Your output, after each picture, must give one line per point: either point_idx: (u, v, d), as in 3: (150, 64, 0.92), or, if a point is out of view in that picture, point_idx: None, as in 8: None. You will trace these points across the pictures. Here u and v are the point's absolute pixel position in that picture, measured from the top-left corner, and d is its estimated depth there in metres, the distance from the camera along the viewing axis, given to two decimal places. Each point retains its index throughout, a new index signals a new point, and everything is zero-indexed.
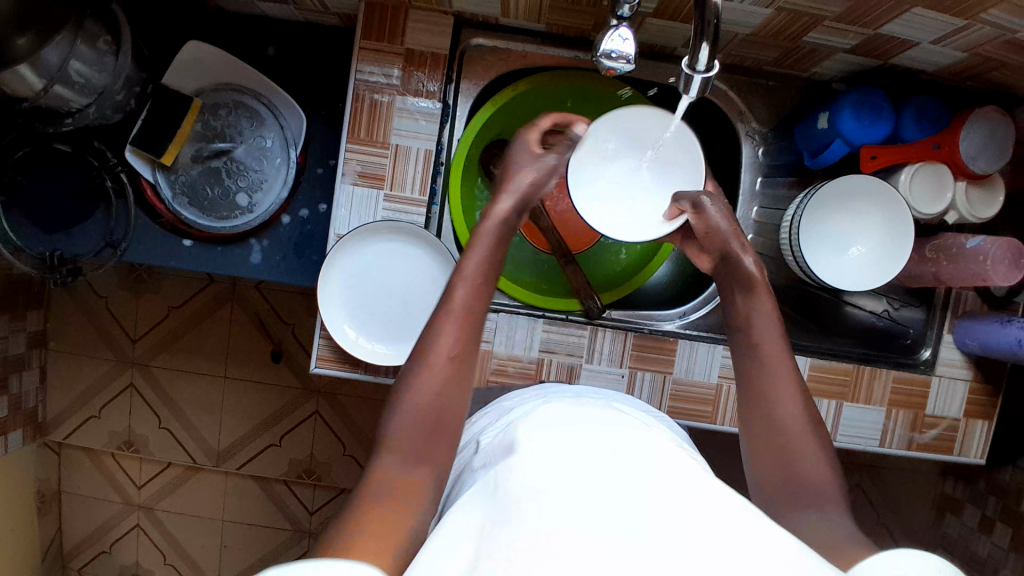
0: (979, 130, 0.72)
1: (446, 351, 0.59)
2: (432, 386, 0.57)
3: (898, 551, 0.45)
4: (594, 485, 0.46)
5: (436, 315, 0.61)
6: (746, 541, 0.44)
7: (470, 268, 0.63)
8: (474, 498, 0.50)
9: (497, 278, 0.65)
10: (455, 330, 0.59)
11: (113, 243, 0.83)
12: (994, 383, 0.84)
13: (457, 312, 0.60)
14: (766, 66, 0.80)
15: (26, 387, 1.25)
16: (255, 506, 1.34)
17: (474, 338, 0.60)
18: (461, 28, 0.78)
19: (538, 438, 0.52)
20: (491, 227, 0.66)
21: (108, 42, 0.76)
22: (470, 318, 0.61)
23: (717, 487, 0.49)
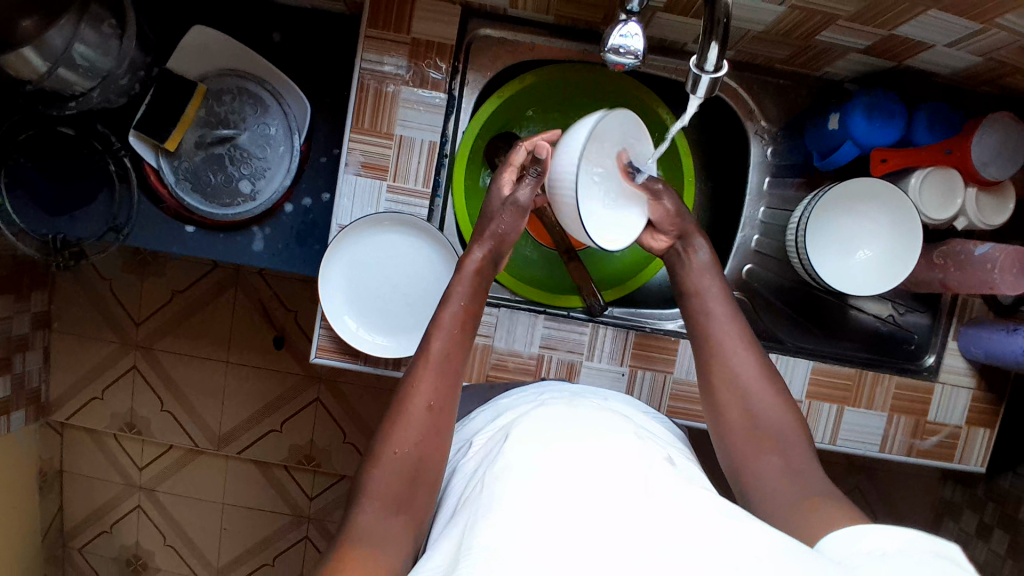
0: (993, 136, 0.71)
1: (423, 401, 0.60)
2: (410, 436, 0.58)
3: (898, 529, 0.47)
4: (579, 496, 0.47)
5: (414, 367, 0.63)
6: (728, 545, 0.43)
7: (447, 317, 0.66)
8: (464, 506, 0.51)
9: (473, 324, 0.67)
10: (432, 379, 0.62)
11: (117, 227, 0.83)
12: (997, 392, 0.83)
13: (433, 363, 0.63)
14: (778, 64, 0.79)
15: (29, 367, 1.25)
16: (255, 490, 1.35)
17: (450, 386, 0.62)
18: (468, 19, 0.77)
19: (523, 446, 0.53)
20: (464, 278, 0.69)
21: (113, 25, 0.76)
22: (449, 365, 0.63)
23: (704, 493, 0.49)
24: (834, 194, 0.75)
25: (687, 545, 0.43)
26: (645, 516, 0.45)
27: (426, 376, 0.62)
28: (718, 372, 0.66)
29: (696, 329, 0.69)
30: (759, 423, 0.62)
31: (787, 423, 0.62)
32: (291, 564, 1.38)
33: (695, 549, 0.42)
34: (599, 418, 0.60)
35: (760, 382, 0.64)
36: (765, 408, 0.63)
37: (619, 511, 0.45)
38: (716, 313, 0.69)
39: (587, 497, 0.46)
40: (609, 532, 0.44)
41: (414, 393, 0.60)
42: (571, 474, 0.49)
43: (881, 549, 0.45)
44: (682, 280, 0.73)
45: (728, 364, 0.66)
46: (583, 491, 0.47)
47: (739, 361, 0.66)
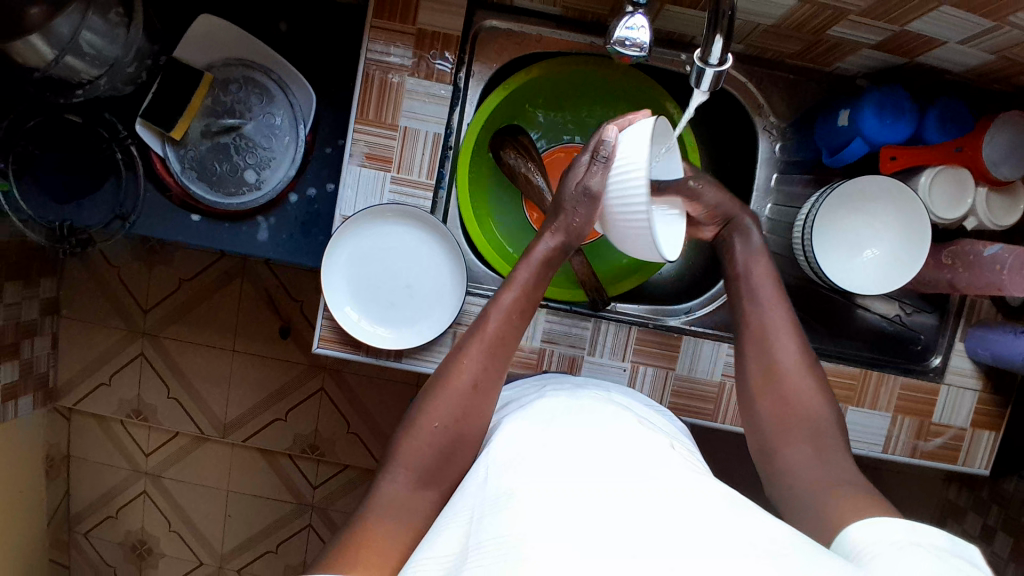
0: (1004, 135, 0.70)
1: (468, 378, 0.61)
2: (450, 410, 0.59)
3: (932, 530, 0.47)
4: (585, 483, 0.47)
5: (466, 343, 0.63)
6: (729, 536, 0.42)
7: (507, 300, 0.64)
8: (469, 498, 0.52)
9: (530, 312, 0.66)
10: (481, 364, 0.61)
11: (122, 215, 0.83)
12: (1003, 394, 0.82)
13: (485, 342, 0.62)
14: (788, 58, 0.78)
15: (38, 352, 1.27)
16: (259, 478, 1.36)
17: (497, 369, 0.62)
18: (474, 10, 0.76)
19: (531, 437, 0.54)
20: (527, 267, 0.67)
21: (120, 14, 0.76)
22: (501, 348, 0.63)
23: (710, 488, 0.48)
24: (837, 192, 0.74)
25: (689, 527, 0.43)
26: (655, 498, 0.46)
27: (476, 356, 0.62)
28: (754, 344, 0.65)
29: (740, 302, 0.69)
30: (786, 402, 0.62)
31: (815, 399, 0.62)
32: (294, 552, 1.39)
33: (697, 544, 0.41)
34: (605, 407, 0.60)
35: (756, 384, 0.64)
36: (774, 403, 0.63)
37: (618, 497, 0.45)
38: (755, 317, 0.67)
39: (597, 483, 0.47)
40: (621, 515, 0.44)
41: (460, 370, 0.61)
42: (567, 457, 0.50)
43: (903, 540, 0.46)
44: None
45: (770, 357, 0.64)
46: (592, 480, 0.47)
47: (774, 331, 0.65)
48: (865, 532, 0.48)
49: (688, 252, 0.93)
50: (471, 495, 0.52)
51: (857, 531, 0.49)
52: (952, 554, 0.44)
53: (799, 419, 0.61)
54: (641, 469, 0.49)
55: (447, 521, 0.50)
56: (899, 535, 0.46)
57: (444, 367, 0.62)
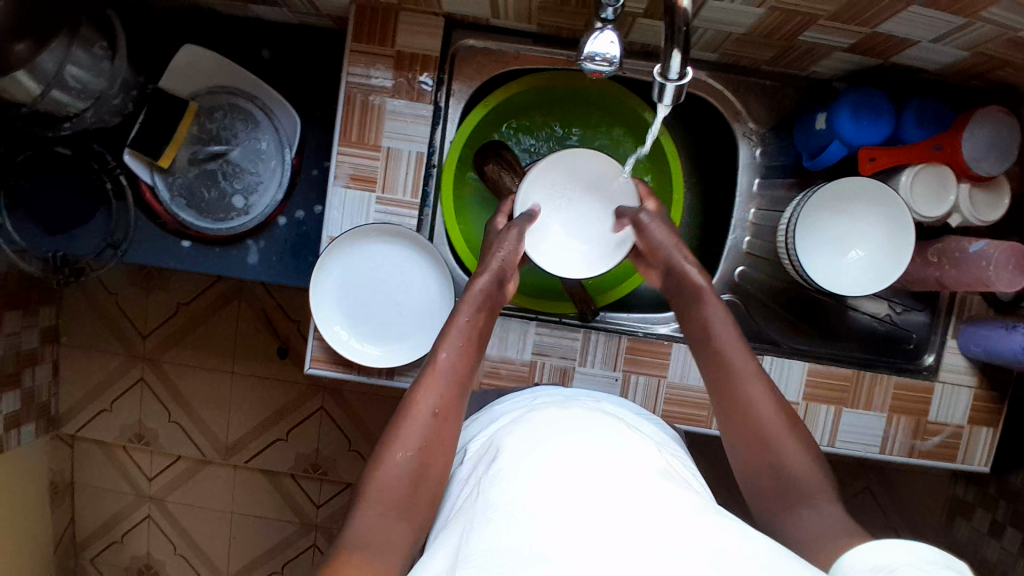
0: (982, 130, 0.70)
1: (430, 406, 0.61)
2: (414, 440, 0.59)
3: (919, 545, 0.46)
4: (568, 496, 0.47)
5: (421, 375, 0.64)
6: (716, 545, 0.43)
7: (456, 330, 0.67)
8: (458, 520, 0.51)
9: (484, 338, 0.68)
10: (440, 392, 0.62)
11: (113, 244, 0.84)
12: (999, 391, 0.82)
13: (442, 371, 0.64)
14: (765, 65, 0.79)
15: (39, 382, 1.28)
16: (261, 499, 1.36)
17: (457, 397, 0.63)
18: (452, 29, 0.77)
19: (513, 451, 0.54)
20: (473, 296, 0.70)
21: (105, 48, 0.78)
22: (457, 375, 0.64)
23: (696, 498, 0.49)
24: (819, 194, 0.74)
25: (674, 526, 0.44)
26: (631, 498, 0.47)
27: (434, 385, 0.62)
28: (721, 382, 0.65)
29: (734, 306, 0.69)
30: (766, 414, 0.62)
31: (779, 417, 0.62)
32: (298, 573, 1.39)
33: (684, 552, 0.42)
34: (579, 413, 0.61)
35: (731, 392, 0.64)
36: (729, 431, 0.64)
37: (601, 507, 0.46)
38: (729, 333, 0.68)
39: (578, 488, 0.47)
40: (604, 517, 0.45)
41: (421, 399, 0.61)
42: (547, 470, 0.50)
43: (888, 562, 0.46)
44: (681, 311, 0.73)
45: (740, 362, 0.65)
46: (581, 492, 0.47)
47: (738, 361, 0.66)
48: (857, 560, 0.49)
49: None
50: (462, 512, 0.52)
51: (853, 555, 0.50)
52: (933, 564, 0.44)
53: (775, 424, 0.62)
54: (621, 468, 0.50)
55: (438, 544, 0.50)
56: (884, 558, 0.46)
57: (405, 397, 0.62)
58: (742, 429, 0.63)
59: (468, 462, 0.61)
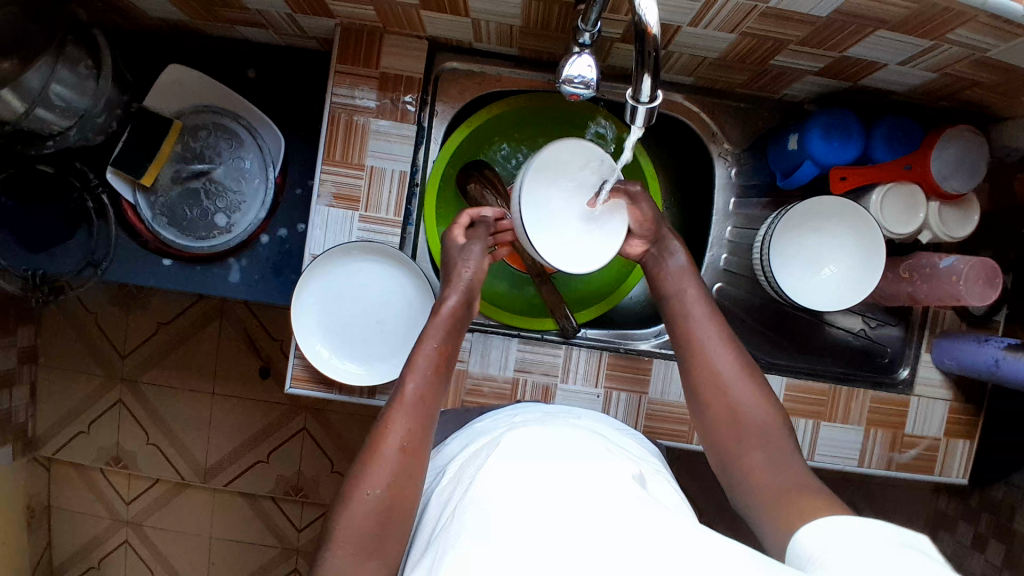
0: (953, 149, 0.72)
1: (397, 441, 0.60)
2: (383, 476, 0.58)
3: (882, 524, 0.47)
4: (550, 521, 0.46)
5: (388, 410, 0.63)
6: (699, 554, 0.43)
7: (422, 359, 0.67)
8: (442, 537, 0.50)
9: (449, 364, 0.69)
10: (409, 423, 0.62)
11: (94, 262, 0.84)
12: (973, 403, 0.83)
13: (408, 404, 0.63)
14: (738, 87, 0.81)
15: (15, 403, 1.25)
16: (242, 522, 1.34)
17: (425, 428, 0.63)
18: (435, 52, 0.79)
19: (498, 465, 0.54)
20: (437, 323, 0.70)
21: (89, 66, 0.78)
22: (422, 407, 0.64)
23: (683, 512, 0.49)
24: (793, 213, 0.76)
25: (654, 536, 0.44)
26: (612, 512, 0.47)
27: (399, 420, 0.62)
28: (704, 381, 0.67)
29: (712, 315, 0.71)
30: (753, 421, 0.64)
31: (765, 411, 0.64)
32: None
33: (666, 556, 0.42)
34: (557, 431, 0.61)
35: (722, 398, 0.65)
36: (710, 431, 0.66)
37: (584, 525, 0.45)
38: (714, 338, 0.68)
39: (554, 506, 0.47)
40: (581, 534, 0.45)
41: (387, 435, 0.61)
42: (527, 491, 0.49)
43: (848, 535, 0.47)
44: (670, 311, 0.73)
45: (723, 367, 0.67)
46: (563, 512, 0.47)
47: (720, 363, 0.67)
48: (815, 533, 0.50)
49: None
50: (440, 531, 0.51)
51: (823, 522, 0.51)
52: (902, 546, 0.44)
53: (765, 430, 0.63)
54: (601, 485, 0.50)
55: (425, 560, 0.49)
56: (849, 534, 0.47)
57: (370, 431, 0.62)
58: (727, 433, 0.64)
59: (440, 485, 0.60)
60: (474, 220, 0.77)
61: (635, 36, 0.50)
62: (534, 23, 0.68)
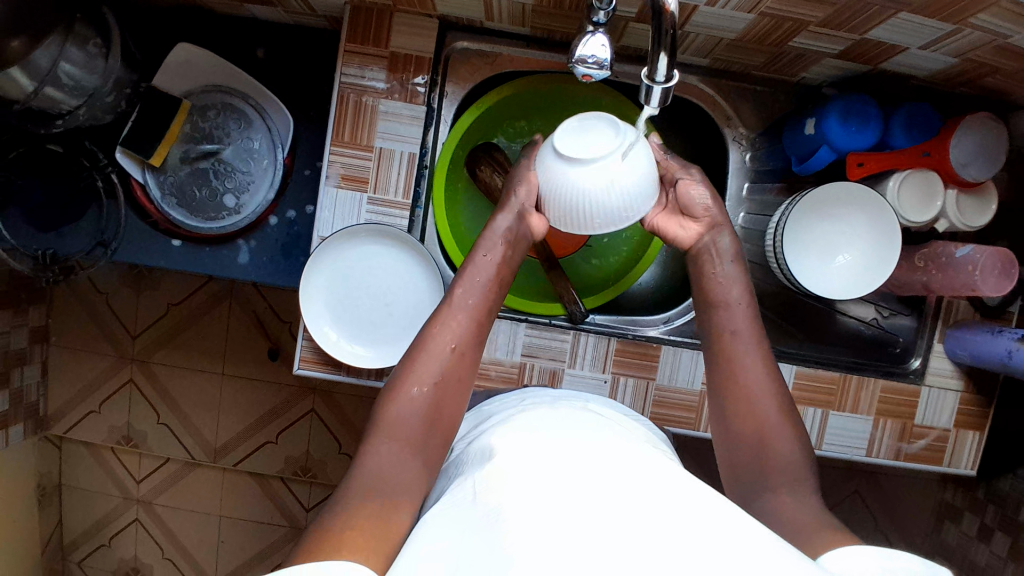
0: (971, 137, 0.71)
1: (421, 386, 0.62)
2: (400, 425, 0.60)
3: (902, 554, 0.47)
4: (569, 496, 0.46)
5: (414, 349, 0.64)
6: (722, 535, 0.44)
7: (459, 301, 0.66)
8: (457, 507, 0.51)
9: (489, 314, 0.68)
10: (434, 366, 0.63)
11: (104, 242, 0.84)
12: (985, 394, 0.82)
13: (431, 360, 0.63)
14: (754, 71, 0.80)
15: (28, 382, 1.27)
16: (251, 501, 1.35)
17: (455, 376, 0.63)
18: (446, 32, 0.78)
19: (514, 443, 0.54)
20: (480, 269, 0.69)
21: (98, 45, 0.78)
22: (459, 356, 0.64)
23: (702, 489, 0.49)
24: (807, 201, 0.75)
25: (662, 546, 0.42)
26: (623, 512, 0.45)
27: (428, 364, 0.63)
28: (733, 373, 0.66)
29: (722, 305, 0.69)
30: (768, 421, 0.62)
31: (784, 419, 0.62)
32: None
33: (687, 540, 0.43)
34: (575, 415, 0.60)
35: (747, 397, 0.64)
36: (730, 425, 0.64)
37: (601, 504, 0.45)
38: (741, 328, 0.68)
39: (563, 488, 0.46)
40: (572, 539, 0.42)
41: (411, 377, 0.62)
42: (545, 467, 0.49)
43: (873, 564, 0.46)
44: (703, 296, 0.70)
45: (749, 369, 0.65)
46: (579, 488, 0.47)
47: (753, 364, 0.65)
48: (836, 560, 0.48)
49: (665, 261, 0.94)
50: (441, 510, 0.52)
51: (846, 549, 0.49)
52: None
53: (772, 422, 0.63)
54: (618, 479, 0.48)
55: (433, 526, 0.50)
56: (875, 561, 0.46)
57: (389, 385, 0.63)
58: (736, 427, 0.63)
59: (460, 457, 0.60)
60: (490, 170, 0.83)
61: (651, 13, 0.49)
62: (547, 2, 0.67)
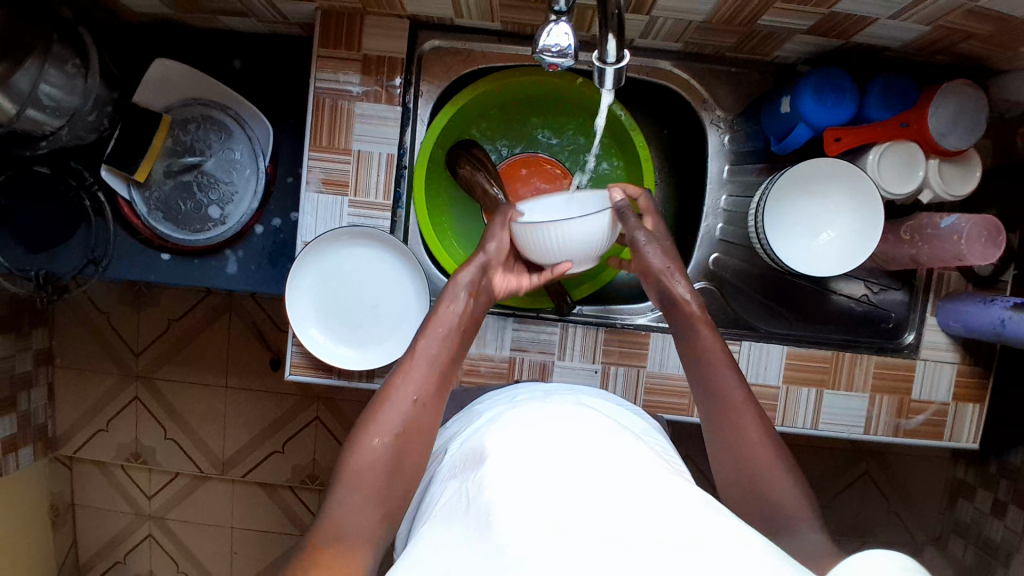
0: (949, 104, 0.70)
1: (385, 435, 0.60)
2: (377, 459, 0.58)
3: None
4: (559, 501, 0.45)
5: (380, 399, 0.62)
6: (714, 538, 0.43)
7: (420, 359, 0.65)
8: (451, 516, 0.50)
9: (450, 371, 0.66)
10: (396, 419, 0.61)
11: (95, 260, 0.85)
12: (984, 366, 0.81)
13: (394, 411, 0.61)
14: (727, 52, 0.80)
15: (35, 405, 1.28)
16: (260, 512, 1.36)
17: (420, 429, 0.61)
18: (417, 31, 0.78)
19: (505, 444, 0.53)
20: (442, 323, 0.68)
21: (77, 65, 0.79)
22: (421, 410, 0.62)
23: (692, 490, 0.48)
24: (787, 179, 0.75)
25: (659, 544, 0.42)
26: (589, 509, 0.45)
27: (390, 416, 0.61)
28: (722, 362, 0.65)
29: None
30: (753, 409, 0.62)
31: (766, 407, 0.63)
32: None
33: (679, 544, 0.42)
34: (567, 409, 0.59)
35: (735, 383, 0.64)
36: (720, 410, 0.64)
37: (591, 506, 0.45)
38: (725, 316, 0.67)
39: (555, 491, 0.46)
40: (565, 548, 0.42)
41: (373, 427, 0.60)
42: (536, 470, 0.48)
43: None
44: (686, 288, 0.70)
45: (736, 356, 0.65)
46: (570, 490, 0.46)
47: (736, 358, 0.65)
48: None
49: None
50: (436, 517, 0.52)
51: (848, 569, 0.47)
52: None
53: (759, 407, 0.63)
54: (614, 482, 0.47)
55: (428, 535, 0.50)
56: None
57: (353, 433, 0.61)
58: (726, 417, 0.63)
59: (439, 467, 0.61)
60: (472, 165, 0.82)
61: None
62: None
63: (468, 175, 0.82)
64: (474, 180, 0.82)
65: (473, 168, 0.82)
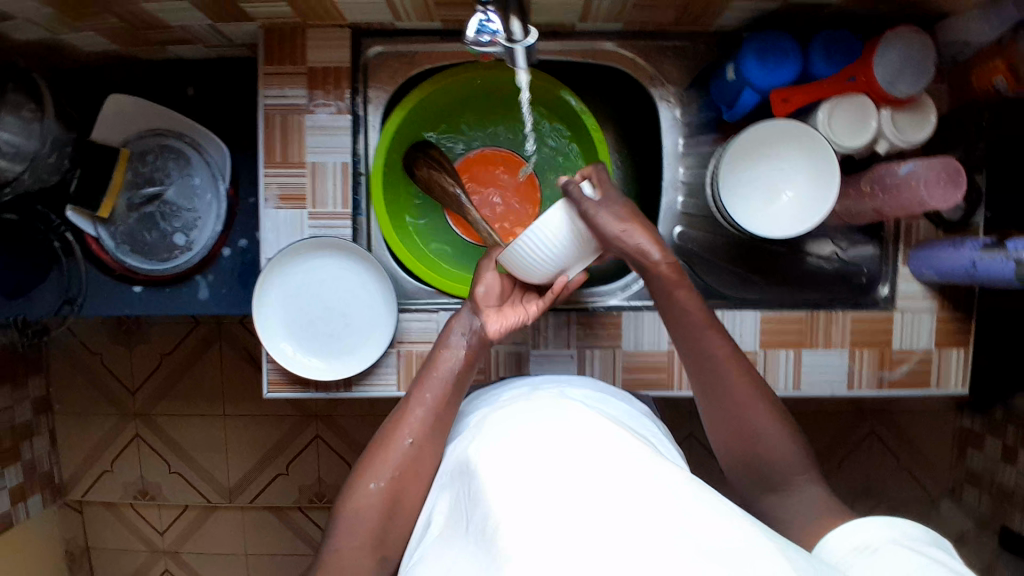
0: (894, 51, 0.70)
1: (381, 479, 0.60)
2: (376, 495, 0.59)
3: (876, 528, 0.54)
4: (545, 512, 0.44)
5: (377, 445, 0.63)
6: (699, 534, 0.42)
7: (416, 407, 0.64)
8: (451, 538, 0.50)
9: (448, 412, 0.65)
10: (393, 462, 0.61)
11: (70, 299, 0.86)
12: (965, 310, 0.81)
13: (391, 455, 0.61)
14: (668, 26, 0.80)
15: (39, 452, 1.30)
16: (271, 536, 1.37)
17: (419, 469, 0.61)
18: (359, 39, 0.79)
19: (493, 454, 0.52)
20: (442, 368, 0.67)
21: (32, 109, 0.80)
22: (420, 451, 0.62)
23: (680, 478, 0.47)
24: (735, 145, 0.75)
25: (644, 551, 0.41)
26: (575, 517, 0.43)
27: (388, 463, 0.61)
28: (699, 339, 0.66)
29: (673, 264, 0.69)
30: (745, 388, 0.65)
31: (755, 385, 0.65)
32: None
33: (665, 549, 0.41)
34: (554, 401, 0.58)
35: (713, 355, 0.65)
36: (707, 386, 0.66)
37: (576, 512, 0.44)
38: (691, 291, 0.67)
39: (539, 501, 0.45)
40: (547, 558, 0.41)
41: (370, 472, 0.61)
42: (523, 481, 0.47)
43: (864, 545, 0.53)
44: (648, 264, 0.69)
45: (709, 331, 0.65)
46: (554, 497, 0.45)
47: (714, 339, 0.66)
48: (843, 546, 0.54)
49: None
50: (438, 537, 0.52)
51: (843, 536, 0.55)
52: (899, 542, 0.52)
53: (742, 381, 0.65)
54: (598, 480, 0.46)
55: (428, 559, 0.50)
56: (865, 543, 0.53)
57: (353, 473, 0.62)
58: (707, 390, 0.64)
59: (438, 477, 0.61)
60: (431, 167, 0.82)
61: None
62: None
63: (426, 177, 0.82)
64: (433, 180, 0.82)
65: (433, 170, 0.82)
